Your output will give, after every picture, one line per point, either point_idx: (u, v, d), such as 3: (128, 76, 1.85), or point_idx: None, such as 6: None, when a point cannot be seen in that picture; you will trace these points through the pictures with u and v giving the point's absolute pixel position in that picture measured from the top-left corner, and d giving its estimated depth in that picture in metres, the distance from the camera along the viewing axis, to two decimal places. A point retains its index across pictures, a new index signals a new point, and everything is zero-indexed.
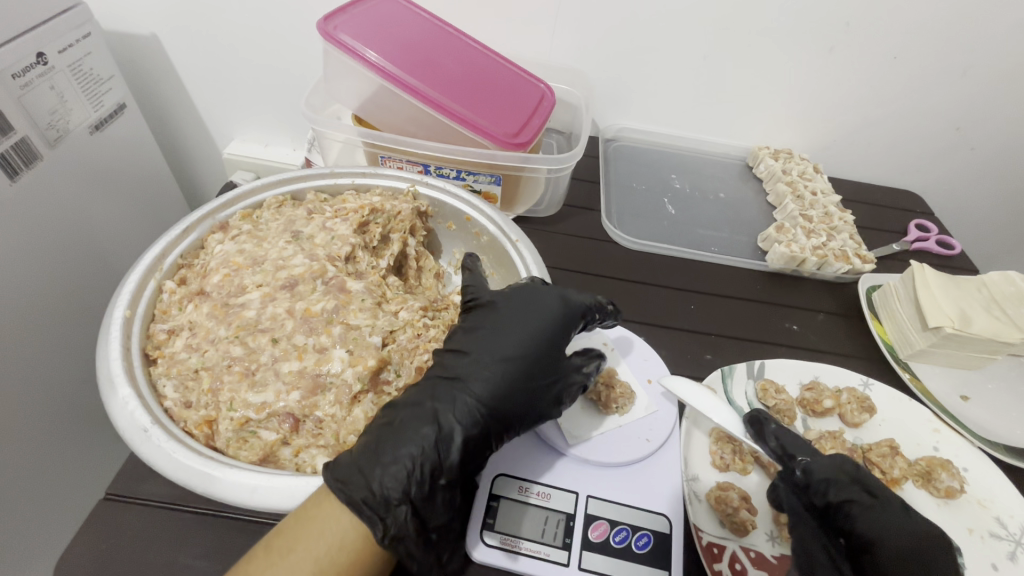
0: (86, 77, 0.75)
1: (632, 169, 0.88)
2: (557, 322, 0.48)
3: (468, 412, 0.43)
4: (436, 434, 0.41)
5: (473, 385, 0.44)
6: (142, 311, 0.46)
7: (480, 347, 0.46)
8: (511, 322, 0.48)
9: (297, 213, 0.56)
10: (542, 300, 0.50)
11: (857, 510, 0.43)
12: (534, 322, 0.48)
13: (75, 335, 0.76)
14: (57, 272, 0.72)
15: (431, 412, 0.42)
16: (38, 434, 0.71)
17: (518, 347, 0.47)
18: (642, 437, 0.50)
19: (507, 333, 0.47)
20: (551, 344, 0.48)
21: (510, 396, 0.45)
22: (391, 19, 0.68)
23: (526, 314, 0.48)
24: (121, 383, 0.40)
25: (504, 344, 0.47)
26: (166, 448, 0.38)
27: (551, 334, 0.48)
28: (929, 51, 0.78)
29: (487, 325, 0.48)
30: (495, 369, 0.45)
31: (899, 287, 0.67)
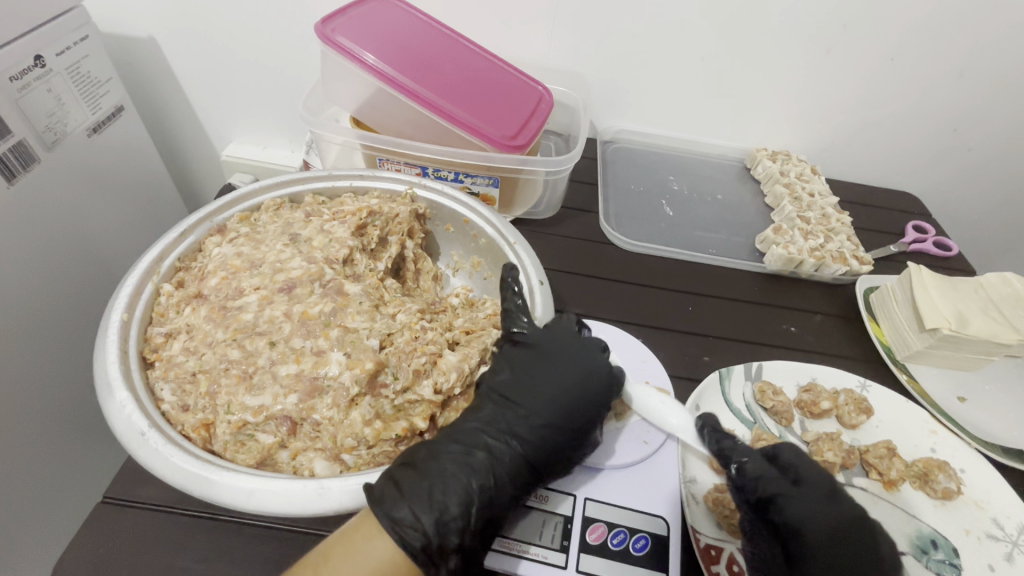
0: (83, 80, 0.75)
1: (630, 171, 0.88)
2: (606, 381, 0.49)
3: (517, 469, 0.44)
4: (489, 491, 0.41)
5: (525, 442, 0.45)
6: (139, 314, 0.46)
7: (532, 401, 0.47)
8: (564, 369, 0.48)
9: (295, 216, 0.56)
10: (593, 358, 0.49)
11: (787, 504, 0.42)
12: (586, 379, 0.48)
13: (73, 338, 0.76)
14: (55, 275, 0.72)
15: (487, 466, 0.42)
16: (36, 437, 0.71)
17: (570, 404, 0.47)
18: (640, 440, 0.51)
19: (559, 384, 0.48)
20: (601, 405, 0.48)
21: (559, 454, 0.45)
22: (389, 22, 0.68)
23: (576, 371, 0.48)
24: (119, 386, 0.40)
25: (552, 401, 0.47)
26: (163, 451, 0.38)
27: (601, 392, 0.48)
28: (925, 53, 0.78)
29: (540, 377, 0.48)
30: (545, 427, 0.46)
31: (897, 289, 0.67)
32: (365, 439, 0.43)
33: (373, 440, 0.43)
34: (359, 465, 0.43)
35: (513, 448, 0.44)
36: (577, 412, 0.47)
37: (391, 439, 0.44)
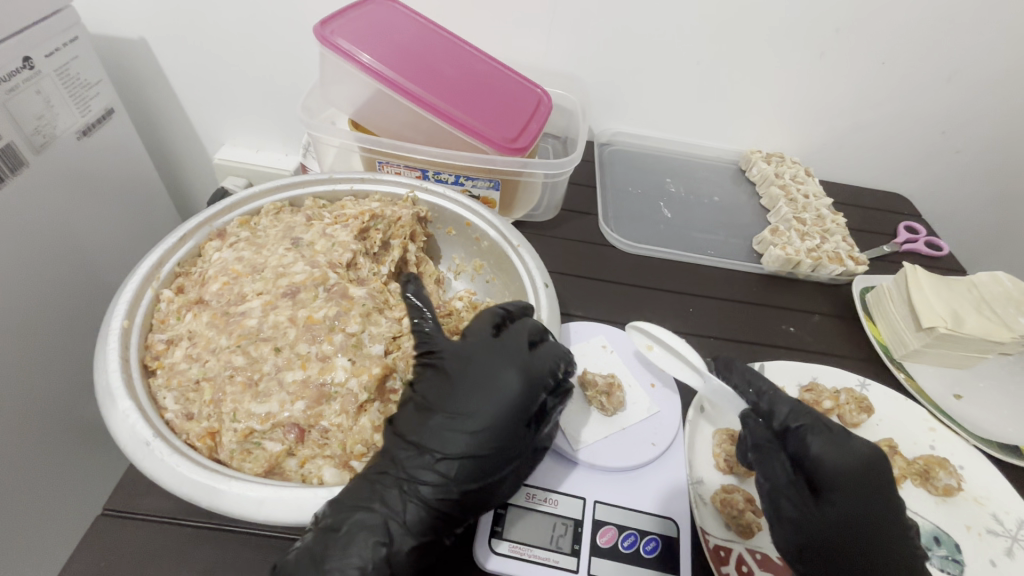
0: (73, 82, 0.74)
1: (627, 174, 0.88)
2: (517, 397, 0.42)
3: (418, 518, 0.38)
4: (384, 553, 0.36)
5: (426, 484, 0.39)
6: (140, 321, 0.45)
7: (436, 434, 0.40)
8: (496, 369, 0.42)
9: (295, 219, 0.55)
10: (500, 374, 0.42)
11: (818, 454, 0.44)
12: (491, 410, 0.41)
13: (69, 347, 0.74)
14: (47, 285, 0.71)
15: (380, 522, 0.37)
16: (30, 448, 0.69)
17: (470, 432, 0.40)
18: (648, 442, 0.50)
19: (484, 393, 0.42)
20: (506, 421, 0.41)
21: (462, 491, 0.39)
22: (387, 24, 0.68)
23: (481, 394, 0.41)
24: (121, 395, 0.39)
25: (466, 442, 0.40)
26: (169, 460, 0.37)
27: (488, 430, 0.40)
28: (915, 57, 0.80)
29: (442, 407, 0.41)
30: (449, 463, 0.39)
31: (892, 288, 0.68)
32: (375, 445, 0.43)
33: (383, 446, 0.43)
34: None
35: (409, 497, 0.38)
36: (497, 423, 0.40)
37: None
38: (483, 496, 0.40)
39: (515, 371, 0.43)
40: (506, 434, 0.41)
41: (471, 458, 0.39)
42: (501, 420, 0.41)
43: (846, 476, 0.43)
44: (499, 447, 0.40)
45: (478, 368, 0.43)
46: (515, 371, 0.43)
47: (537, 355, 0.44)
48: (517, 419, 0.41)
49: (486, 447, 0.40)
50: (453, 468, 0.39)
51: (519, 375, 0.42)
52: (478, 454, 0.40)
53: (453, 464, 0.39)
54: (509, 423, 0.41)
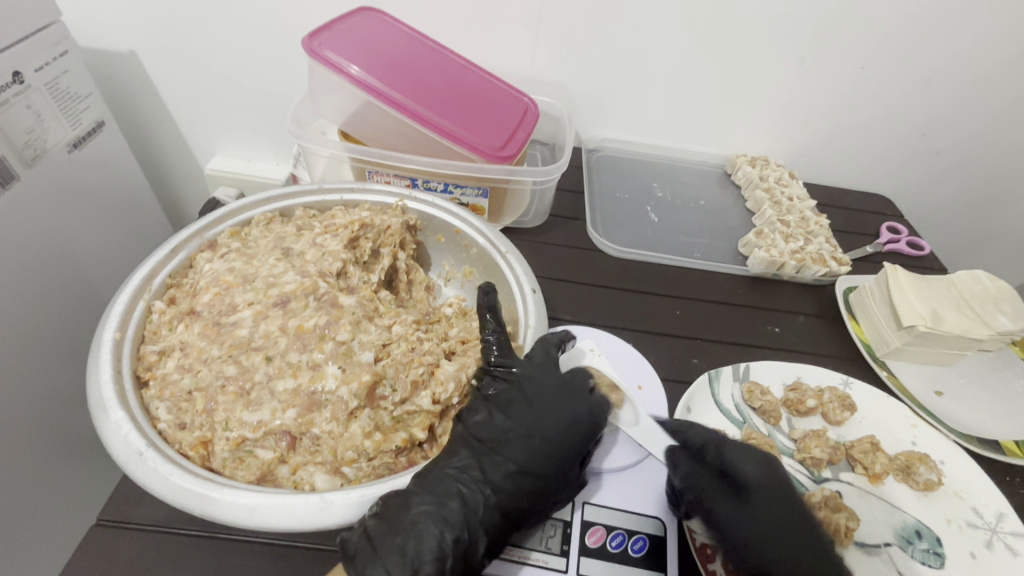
0: (63, 96, 0.75)
1: (614, 179, 0.90)
2: (588, 426, 0.48)
3: (490, 520, 0.42)
4: (460, 549, 0.40)
5: (500, 491, 0.43)
6: (132, 333, 0.45)
7: (512, 449, 0.45)
8: (572, 401, 0.49)
9: (286, 230, 0.56)
10: (576, 402, 0.48)
11: (741, 467, 0.47)
12: (566, 436, 0.47)
13: (62, 359, 0.75)
14: (39, 298, 0.72)
15: (461, 520, 0.41)
16: (26, 461, 0.70)
17: (545, 450, 0.46)
18: (636, 443, 0.52)
19: (560, 418, 0.47)
20: (580, 448, 0.47)
21: (531, 501, 0.44)
22: (374, 36, 0.69)
23: (554, 418, 0.47)
24: (113, 406, 0.39)
25: (543, 458, 0.45)
26: (161, 470, 0.37)
27: (563, 451, 0.46)
28: (892, 62, 0.82)
29: (520, 423, 0.47)
30: (521, 476, 0.44)
31: (874, 288, 0.69)
32: (365, 451, 0.43)
33: (373, 452, 0.43)
34: (360, 478, 0.43)
35: (485, 502, 0.42)
36: (570, 449, 0.46)
37: (391, 450, 0.44)
38: (545, 510, 0.44)
39: (583, 403, 0.49)
40: (577, 456, 0.46)
41: (543, 473, 0.45)
42: (573, 443, 0.46)
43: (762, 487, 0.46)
44: (570, 467, 0.46)
45: (556, 394, 0.49)
46: (584, 405, 0.49)
47: (609, 391, 0.51)
48: (590, 445, 0.47)
49: (558, 468, 0.45)
50: (525, 479, 0.44)
51: (592, 407, 0.49)
52: (550, 470, 0.45)
53: (527, 478, 0.44)
54: (580, 446, 0.47)
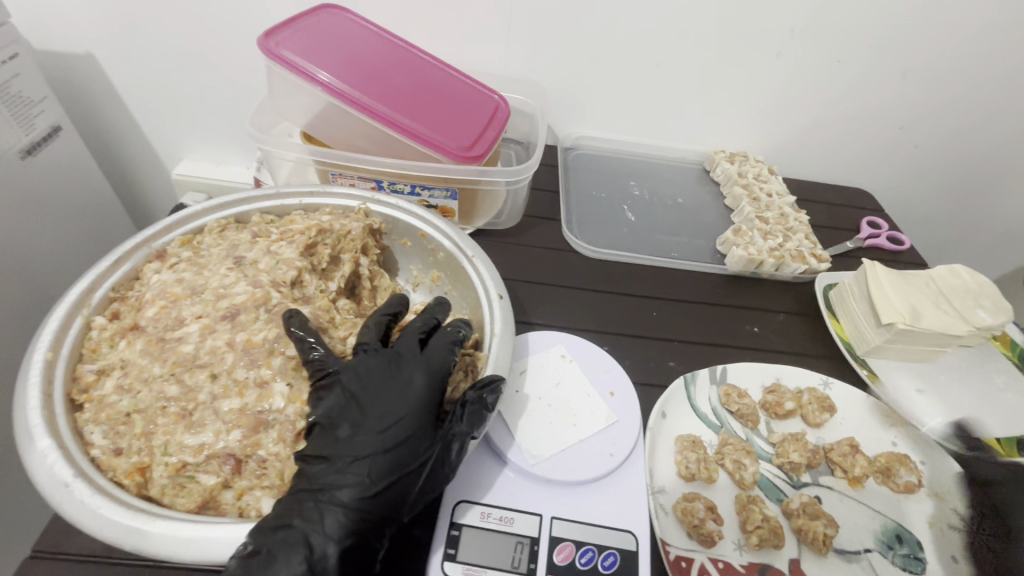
0: (14, 100, 0.72)
1: (592, 178, 0.88)
2: (423, 393, 0.42)
3: (340, 525, 0.37)
4: (308, 566, 0.35)
5: (342, 491, 0.38)
6: (67, 351, 0.43)
7: (344, 444, 0.39)
8: (404, 372, 0.43)
9: (240, 237, 0.53)
10: (405, 371, 0.43)
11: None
12: (401, 416, 0.41)
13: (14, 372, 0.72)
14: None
15: (301, 537, 0.36)
16: None
17: (379, 433, 0.40)
18: (605, 453, 0.48)
19: (393, 395, 0.42)
20: (418, 420, 0.41)
21: (378, 492, 0.39)
22: (335, 34, 0.66)
23: (390, 397, 0.41)
24: (41, 434, 0.37)
25: (379, 439, 0.40)
26: (91, 502, 0.35)
27: (401, 430, 0.40)
28: (869, 55, 0.81)
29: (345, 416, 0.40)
30: (361, 468, 0.39)
31: (853, 285, 0.68)
32: None
33: None
34: None
35: (331, 508, 0.37)
36: (404, 426, 0.41)
37: None
38: (402, 497, 0.39)
39: (418, 369, 0.43)
40: (415, 429, 0.41)
41: (387, 453, 0.39)
42: (409, 413, 0.41)
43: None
44: (410, 438, 0.40)
45: (380, 371, 0.43)
46: (422, 373, 0.43)
47: (434, 349, 0.45)
48: (426, 413, 0.42)
49: (399, 449, 0.40)
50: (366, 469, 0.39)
51: (421, 369, 0.43)
52: (394, 455, 0.40)
53: (372, 467, 0.39)
54: (419, 414, 0.41)
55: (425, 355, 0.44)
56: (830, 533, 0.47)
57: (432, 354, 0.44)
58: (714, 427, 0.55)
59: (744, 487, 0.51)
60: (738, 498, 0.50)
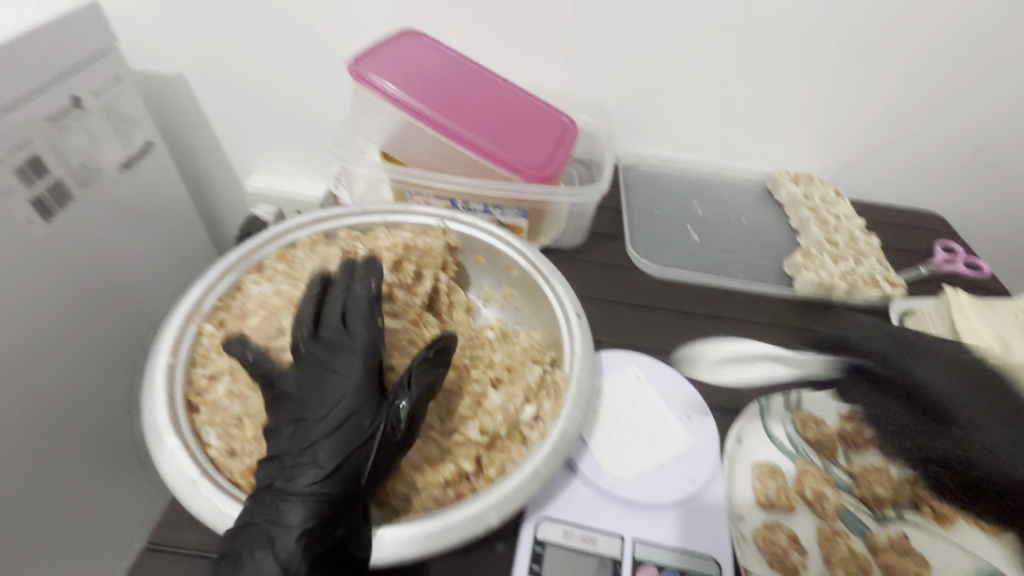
0: (117, 118, 0.79)
1: (653, 196, 0.88)
2: (360, 375, 0.43)
3: (303, 512, 0.38)
4: (276, 554, 0.37)
5: (299, 479, 0.39)
6: (183, 356, 0.46)
7: (289, 440, 0.41)
8: (340, 363, 0.44)
9: (331, 252, 0.57)
10: (337, 363, 0.44)
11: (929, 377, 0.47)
12: (341, 403, 0.42)
13: (94, 369, 0.78)
14: (75, 312, 0.74)
15: (264, 531, 0.37)
16: (57, 464, 0.73)
17: (320, 420, 0.41)
18: (686, 476, 0.49)
19: (332, 386, 0.43)
20: (355, 399, 0.42)
21: (337, 476, 0.39)
22: (414, 57, 0.69)
23: (326, 387, 0.43)
24: (168, 433, 0.40)
25: (322, 428, 0.41)
26: (215, 500, 0.39)
27: (344, 412, 0.41)
28: (945, 75, 0.78)
29: (286, 413, 0.42)
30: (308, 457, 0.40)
31: (934, 313, 0.66)
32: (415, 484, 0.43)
33: (423, 484, 0.43)
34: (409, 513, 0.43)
35: (290, 500, 0.38)
36: (345, 408, 0.42)
37: (439, 483, 0.44)
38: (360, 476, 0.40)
39: (352, 358, 0.44)
40: (353, 414, 0.41)
41: (334, 441, 0.40)
42: (347, 395, 0.42)
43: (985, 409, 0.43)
44: (349, 419, 0.41)
45: (314, 368, 0.44)
46: (358, 357, 0.44)
47: (363, 331, 0.46)
48: (362, 392, 0.43)
49: (339, 429, 0.41)
50: (314, 457, 0.40)
51: (359, 352, 0.45)
52: (340, 438, 0.40)
53: (319, 455, 0.40)
54: (357, 395, 0.42)
55: (352, 341, 0.46)
56: (921, 572, 0.46)
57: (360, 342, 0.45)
58: (789, 454, 0.54)
59: (826, 518, 0.49)
60: (821, 529, 0.48)
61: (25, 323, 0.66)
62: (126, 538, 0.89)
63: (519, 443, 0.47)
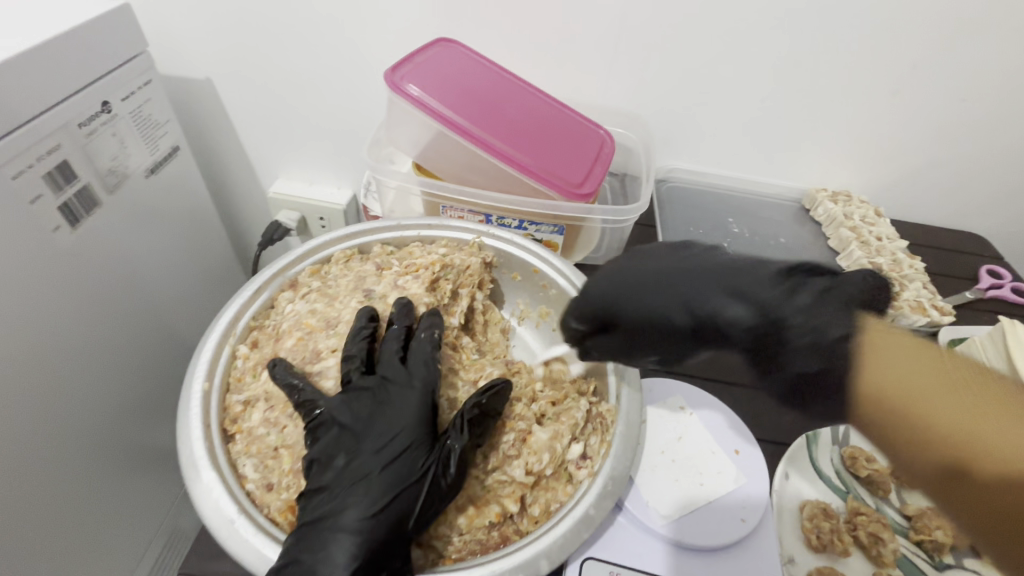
0: (145, 123, 0.78)
1: (687, 213, 0.87)
2: (419, 409, 0.43)
3: (351, 548, 0.37)
4: None
5: (348, 513, 0.38)
6: (218, 381, 0.45)
7: (339, 472, 0.40)
8: (396, 393, 0.43)
9: (365, 269, 0.55)
10: (394, 394, 0.43)
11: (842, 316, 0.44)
12: (398, 435, 0.41)
13: (115, 374, 0.77)
14: (101, 319, 0.73)
15: (309, 568, 0.36)
16: (76, 472, 0.72)
17: (375, 451, 0.40)
18: (738, 517, 0.46)
19: (388, 418, 0.42)
20: (415, 434, 0.41)
21: (389, 511, 0.38)
22: (450, 67, 0.68)
23: (382, 417, 0.42)
24: (205, 466, 0.39)
25: (373, 464, 0.40)
26: (253, 541, 0.37)
27: (400, 447, 0.41)
28: (998, 94, 0.75)
29: (338, 444, 0.41)
30: (360, 491, 0.39)
31: (987, 343, 0.63)
32: (459, 528, 0.42)
33: (466, 528, 0.42)
34: (453, 555, 0.41)
35: (337, 538, 0.37)
36: (402, 442, 0.41)
37: (483, 525, 0.42)
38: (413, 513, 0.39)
39: (407, 389, 0.44)
40: (406, 452, 0.40)
41: (386, 478, 0.39)
42: (405, 428, 0.41)
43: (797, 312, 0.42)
44: (406, 452, 0.40)
45: (369, 399, 0.43)
46: (415, 389, 0.44)
47: (420, 367, 0.45)
48: (419, 427, 0.42)
49: (395, 464, 0.40)
50: (367, 491, 0.39)
51: (409, 387, 0.44)
52: (394, 473, 0.39)
53: (372, 489, 0.39)
54: (414, 429, 0.42)
55: (408, 373, 0.45)
56: None
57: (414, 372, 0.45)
58: (840, 493, 0.52)
59: (882, 565, 0.47)
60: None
61: (49, 329, 0.65)
62: (144, 544, 0.89)
63: (565, 483, 0.45)
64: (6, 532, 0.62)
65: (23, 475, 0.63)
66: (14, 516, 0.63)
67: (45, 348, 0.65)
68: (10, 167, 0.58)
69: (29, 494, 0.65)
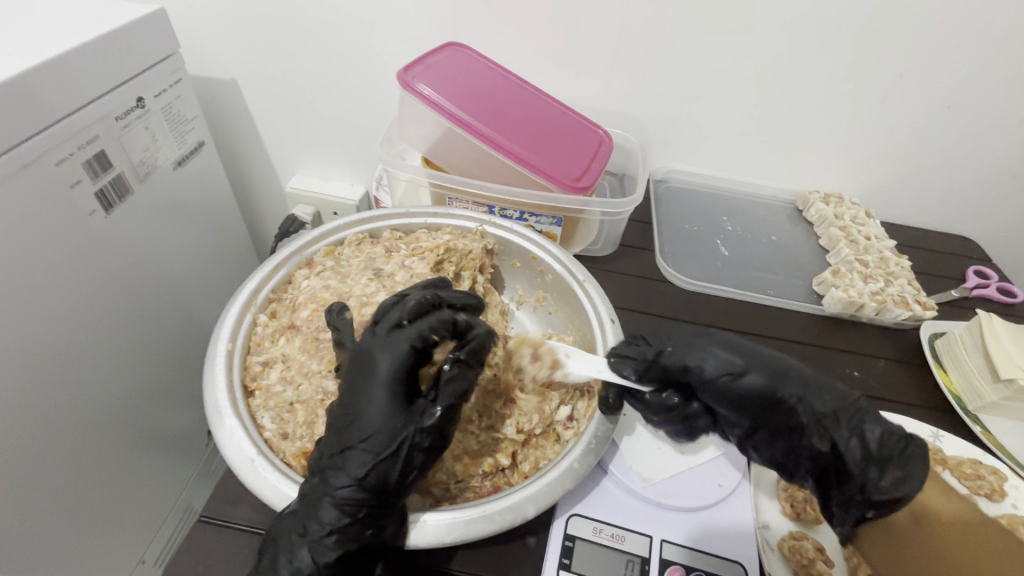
0: (174, 118, 0.84)
1: (683, 211, 0.90)
2: (390, 383, 0.43)
3: (331, 508, 0.40)
4: (307, 544, 0.40)
5: (332, 478, 0.41)
6: (240, 343, 0.51)
7: (332, 438, 0.43)
8: (372, 366, 0.43)
9: (376, 251, 0.60)
10: (374, 366, 0.43)
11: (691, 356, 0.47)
12: (373, 409, 0.42)
13: (139, 354, 0.82)
14: (128, 300, 0.79)
15: (301, 519, 0.41)
16: (100, 442, 0.77)
17: (356, 423, 0.42)
18: (714, 483, 0.51)
19: (369, 391, 0.43)
20: (388, 409, 0.42)
21: (364, 483, 0.41)
22: (458, 68, 0.72)
23: (364, 389, 0.43)
24: (228, 414, 0.45)
25: (355, 435, 0.42)
26: (271, 478, 0.43)
27: (376, 422, 0.42)
28: (983, 102, 0.79)
29: (335, 411, 0.44)
30: (343, 458, 0.41)
31: (965, 335, 0.66)
32: (454, 474, 0.48)
33: (461, 475, 0.48)
34: (446, 498, 0.48)
35: (325, 501, 0.41)
36: (376, 416, 0.42)
37: (477, 474, 0.48)
38: (385, 483, 0.41)
39: (385, 362, 0.43)
40: (384, 426, 0.41)
41: (364, 452, 0.41)
42: (381, 403, 0.42)
43: (843, 416, 0.45)
44: (380, 428, 0.41)
45: (356, 371, 0.44)
46: (389, 363, 0.43)
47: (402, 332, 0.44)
48: (392, 403, 0.42)
49: (371, 439, 0.41)
50: (348, 459, 0.41)
51: (386, 358, 0.43)
52: (369, 447, 0.41)
53: (352, 459, 0.41)
54: (386, 404, 0.42)
55: (388, 342, 0.44)
56: None
57: (392, 343, 0.44)
58: None
59: None
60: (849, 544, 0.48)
61: (82, 307, 0.71)
62: (159, 519, 0.93)
63: (553, 442, 0.53)
64: (35, 492, 0.67)
65: (52, 440, 0.68)
66: (44, 479, 0.68)
67: (77, 323, 0.70)
68: (53, 154, 0.63)
69: (59, 459, 0.70)
